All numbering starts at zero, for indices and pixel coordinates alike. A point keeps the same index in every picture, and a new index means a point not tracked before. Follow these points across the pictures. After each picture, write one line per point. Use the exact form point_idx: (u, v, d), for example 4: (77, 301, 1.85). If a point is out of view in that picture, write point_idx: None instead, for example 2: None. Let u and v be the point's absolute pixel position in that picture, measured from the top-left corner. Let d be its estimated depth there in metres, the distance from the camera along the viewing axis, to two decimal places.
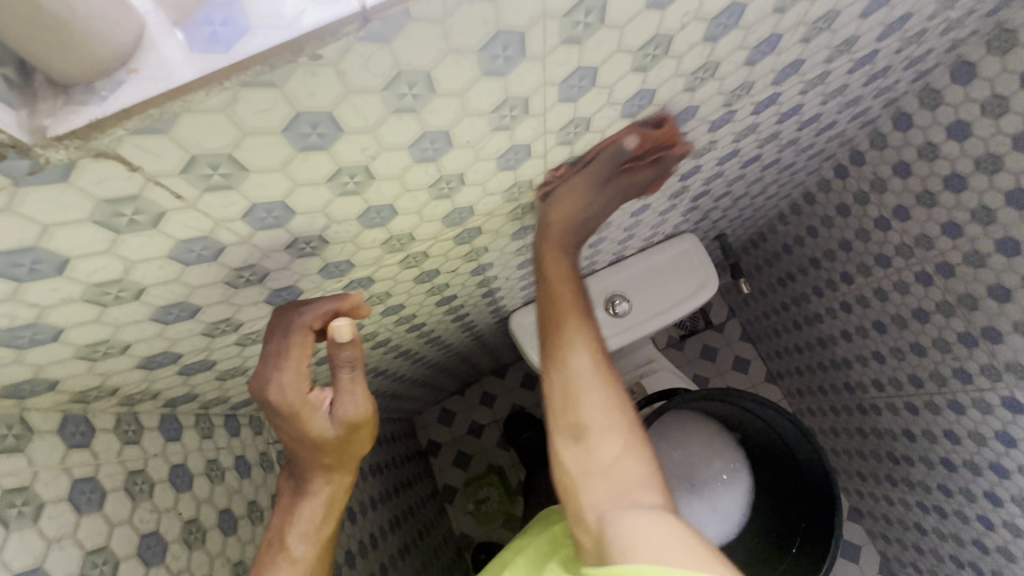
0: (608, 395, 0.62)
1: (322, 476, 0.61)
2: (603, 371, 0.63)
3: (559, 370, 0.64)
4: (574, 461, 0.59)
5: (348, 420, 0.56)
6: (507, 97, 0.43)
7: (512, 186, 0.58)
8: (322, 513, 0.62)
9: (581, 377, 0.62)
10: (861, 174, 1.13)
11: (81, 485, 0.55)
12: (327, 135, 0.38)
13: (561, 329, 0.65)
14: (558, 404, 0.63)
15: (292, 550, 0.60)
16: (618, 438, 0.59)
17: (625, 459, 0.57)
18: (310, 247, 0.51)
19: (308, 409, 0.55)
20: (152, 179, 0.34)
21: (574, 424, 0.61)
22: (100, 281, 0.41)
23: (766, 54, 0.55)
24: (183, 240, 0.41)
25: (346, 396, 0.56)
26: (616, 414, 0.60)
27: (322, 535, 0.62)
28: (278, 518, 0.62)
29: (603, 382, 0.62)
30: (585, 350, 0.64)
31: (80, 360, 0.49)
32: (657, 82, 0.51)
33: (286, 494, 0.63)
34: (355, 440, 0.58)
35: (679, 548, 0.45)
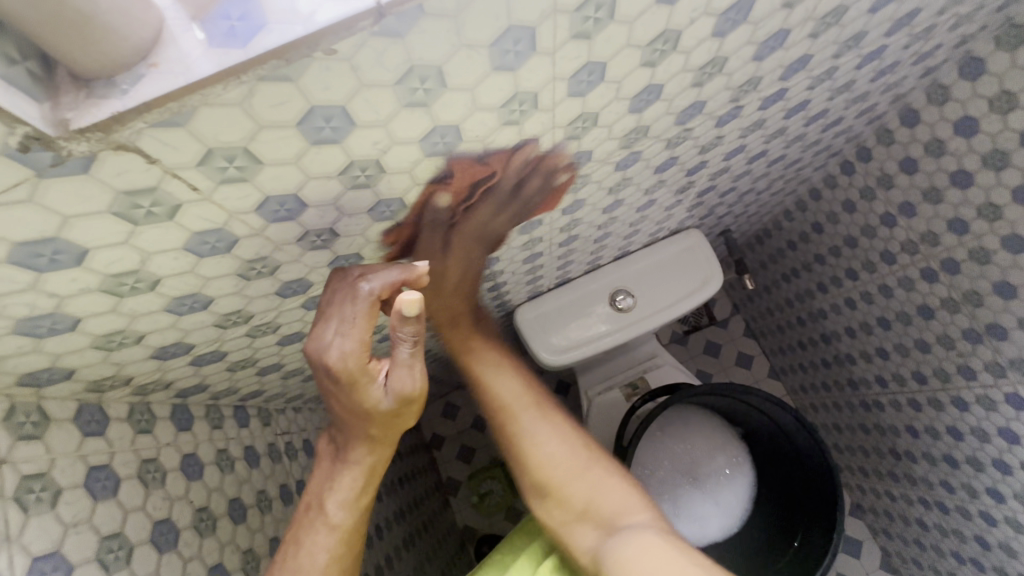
0: (564, 449, 0.71)
1: (365, 446, 0.61)
2: (552, 428, 0.72)
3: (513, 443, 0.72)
4: (556, 510, 0.70)
5: (400, 396, 0.54)
6: (516, 93, 0.43)
7: (520, 180, 0.59)
8: (361, 483, 0.63)
9: (536, 446, 0.71)
10: (868, 170, 1.13)
11: (97, 473, 0.56)
12: (340, 129, 0.38)
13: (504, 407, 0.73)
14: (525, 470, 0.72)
15: (330, 515, 0.62)
16: (582, 481, 0.69)
17: (598, 492, 0.69)
18: (320, 240, 0.52)
19: (363, 380, 0.53)
20: (170, 171, 0.35)
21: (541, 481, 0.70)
22: (117, 272, 0.42)
23: (774, 50, 0.56)
24: (198, 232, 0.42)
25: (402, 373, 0.53)
26: (574, 458, 0.71)
27: (361, 503, 0.63)
28: (320, 481, 0.63)
29: (559, 438, 0.72)
30: (531, 419, 0.72)
31: (96, 350, 0.50)
32: (665, 78, 0.51)
33: (329, 458, 0.64)
34: (403, 415, 0.57)
35: (659, 557, 0.56)
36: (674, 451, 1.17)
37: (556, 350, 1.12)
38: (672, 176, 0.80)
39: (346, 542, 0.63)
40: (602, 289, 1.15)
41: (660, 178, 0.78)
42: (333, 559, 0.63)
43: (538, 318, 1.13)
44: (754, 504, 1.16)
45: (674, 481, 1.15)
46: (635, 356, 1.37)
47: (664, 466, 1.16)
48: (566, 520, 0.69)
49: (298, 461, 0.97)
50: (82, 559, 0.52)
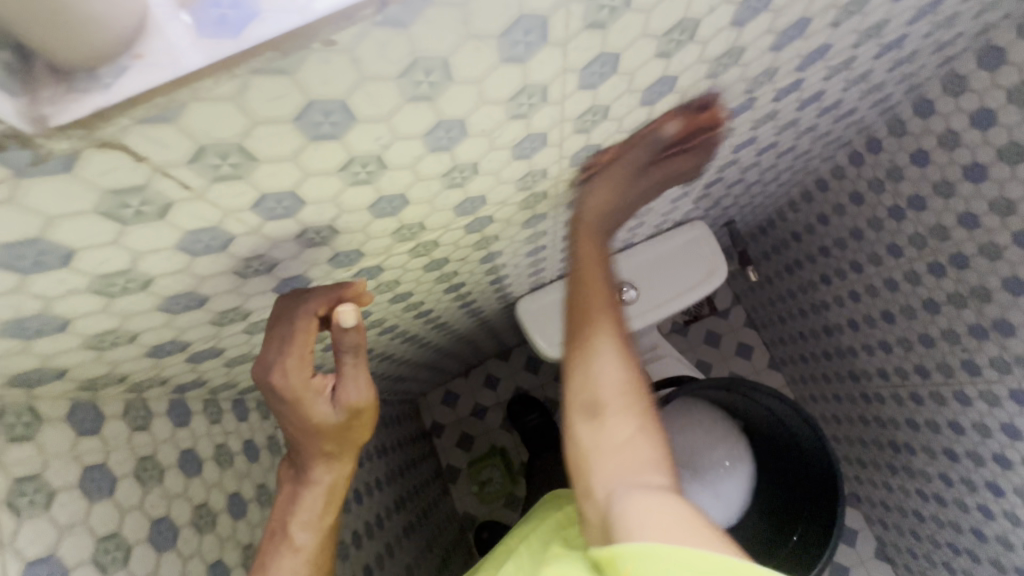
0: (621, 376, 0.58)
1: (324, 463, 0.61)
2: (620, 351, 0.59)
3: (578, 347, 0.60)
4: (589, 437, 0.57)
5: (349, 407, 0.56)
6: (526, 85, 0.41)
7: (526, 175, 0.56)
8: (324, 501, 0.62)
9: (598, 363, 0.58)
10: (878, 161, 1.11)
11: (92, 473, 0.55)
12: (340, 124, 0.36)
13: (587, 310, 0.61)
14: (575, 380, 0.59)
15: (294, 538, 0.61)
16: (632, 417, 0.56)
17: (639, 438, 0.55)
18: (319, 236, 0.50)
19: (309, 395, 0.54)
20: (159, 169, 0.33)
21: (586, 399, 0.57)
22: (107, 272, 0.40)
23: (793, 39, 0.53)
24: (191, 231, 0.40)
25: (348, 382, 0.55)
26: (631, 392, 0.57)
27: (324, 522, 0.63)
28: (282, 505, 0.63)
29: (620, 366, 0.58)
30: (607, 332, 0.60)
31: (87, 350, 0.48)
32: (680, 69, 0.49)
33: (289, 482, 0.63)
34: (355, 428, 0.58)
35: (686, 530, 0.45)
36: (672, 442, 1.15)
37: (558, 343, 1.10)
38: None
39: (313, 562, 0.62)
40: None
41: None
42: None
43: (539, 310, 1.11)
44: (752, 497, 1.14)
45: None
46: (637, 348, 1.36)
47: None
48: (591, 457, 0.56)
49: None
50: (77, 562, 0.51)
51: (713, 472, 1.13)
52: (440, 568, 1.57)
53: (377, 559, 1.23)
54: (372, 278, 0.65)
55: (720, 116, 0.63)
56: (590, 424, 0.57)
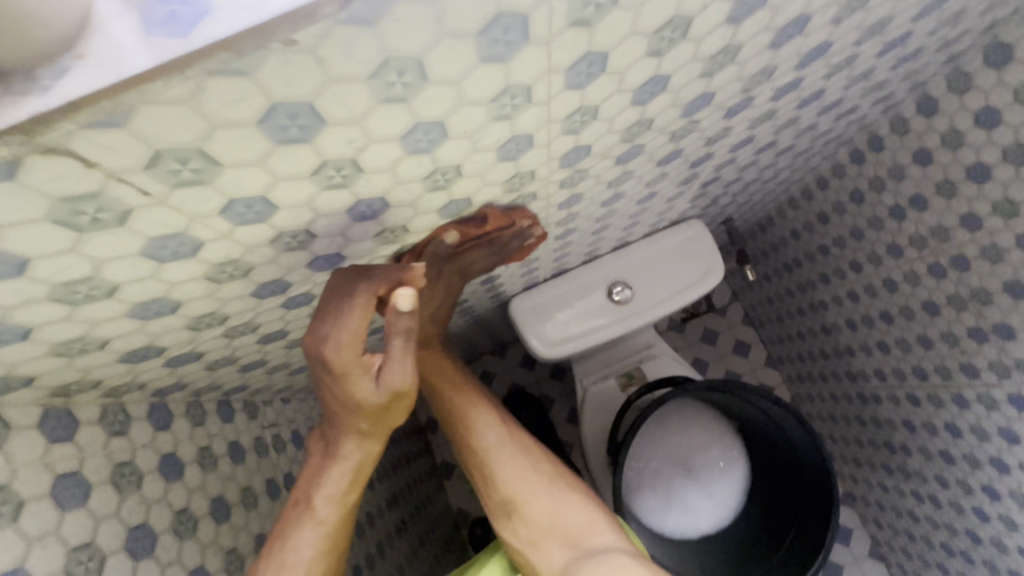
0: (525, 470, 0.71)
1: (355, 439, 0.59)
2: (512, 448, 0.73)
3: (479, 459, 0.72)
4: (521, 528, 0.69)
5: (393, 388, 0.55)
6: (508, 85, 0.39)
7: (513, 176, 0.54)
8: (350, 478, 0.61)
9: (501, 468, 0.71)
10: (879, 160, 1.09)
11: (65, 481, 0.53)
12: (308, 127, 0.34)
13: (476, 426, 0.74)
14: (492, 487, 0.71)
15: (317, 511, 0.59)
16: (543, 498, 0.70)
17: (563, 507, 0.69)
18: (296, 240, 0.48)
19: (356, 372, 0.53)
20: (114, 175, 0.31)
21: (506, 499, 0.70)
22: (67, 280, 0.38)
23: (793, 37, 0.51)
24: (155, 237, 0.38)
25: (396, 364, 0.54)
26: (533, 479, 0.71)
27: (347, 500, 0.61)
28: (307, 476, 0.61)
29: (522, 466, 0.72)
30: (494, 439, 0.73)
31: (55, 357, 0.47)
32: (672, 68, 0.47)
33: (317, 453, 0.62)
34: (394, 410, 0.57)
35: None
36: (669, 442, 1.15)
37: (551, 343, 1.09)
38: (676, 168, 0.75)
39: (332, 538, 0.60)
40: (601, 280, 1.11)
41: (663, 171, 0.74)
42: (318, 557, 0.60)
43: (533, 309, 1.09)
44: (746, 497, 1.15)
45: (668, 473, 1.13)
46: (632, 346, 1.34)
47: (659, 459, 1.14)
48: (530, 545, 0.68)
49: (287, 454, 0.94)
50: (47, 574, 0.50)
51: (708, 473, 1.13)
52: (433, 564, 1.56)
53: (366, 559, 1.20)
54: None
55: (508, 216, 0.63)
56: (518, 518, 0.69)
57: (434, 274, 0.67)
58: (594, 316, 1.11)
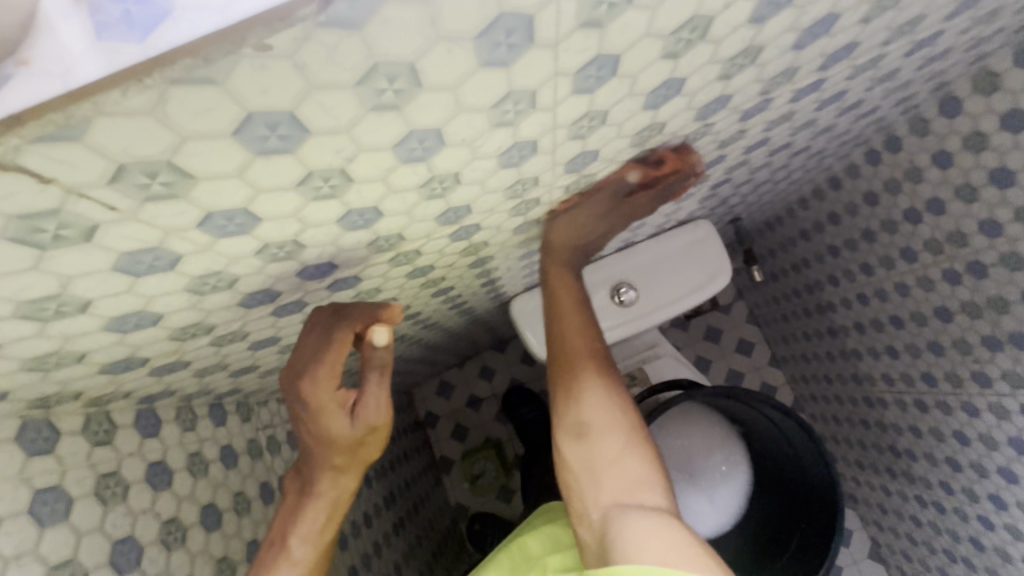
0: (608, 402, 0.66)
1: (331, 477, 0.62)
2: (603, 377, 0.68)
3: (568, 372, 0.69)
4: (583, 452, 0.64)
5: (368, 423, 0.59)
6: (511, 90, 0.36)
7: (515, 182, 0.51)
8: (326, 516, 0.63)
9: (582, 392, 0.67)
10: (896, 161, 1.05)
11: (44, 496, 0.51)
12: (290, 137, 0.31)
13: (575, 345, 0.70)
14: (567, 404, 0.67)
15: (292, 550, 0.61)
16: (616, 435, 0.64)
17: (627, 455, 0.62)
18: (283, 251, 0.45)
19: (332, 408, 0.58)
20: (74, 191, 0.28)
21: (578, 422, 0.66)
22: (33, 298, 0.35)
23: (818, 38, 0.47)
24: (127, 252, 0.36)
25: (370, 400, 0.59)
26: (613, 413, 0.65)
27: (323, 538, 0.63)
28: (284, 515, 0.63)
29: (607, 399, 0.66)
30: (592, 367, 0.68)
31: (29, 372, 0.44)
32: (688, 70, 0.43)
33: (293, 493, 0.65)
34: (367, 445, 0.61)
35: (674, 547, 0.50)
36: (669, 446, 1.11)
37: None
38: (686, 171, 0.72)
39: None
40: (604, 280, 1.08)
41: None
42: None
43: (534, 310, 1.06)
44: (749, 503, 1.11)
45: (668, 478, 1.10)
46: (635, 346, 1.32)
47: (661, 463, 1.10)
48: (582, 477, 0.63)
49: (282, 455, 0.93)
50: None
51: (710, 477, 1.10)
52: (431, 561, 1.56)
53: (363, 559, 1.18)
54: (350, 287, 0.60)
55: (687, 151, 0.63)
56: (582, 442, 0.64)
57: (606, 210, 0.67)
58: (597, 318, 1.08)
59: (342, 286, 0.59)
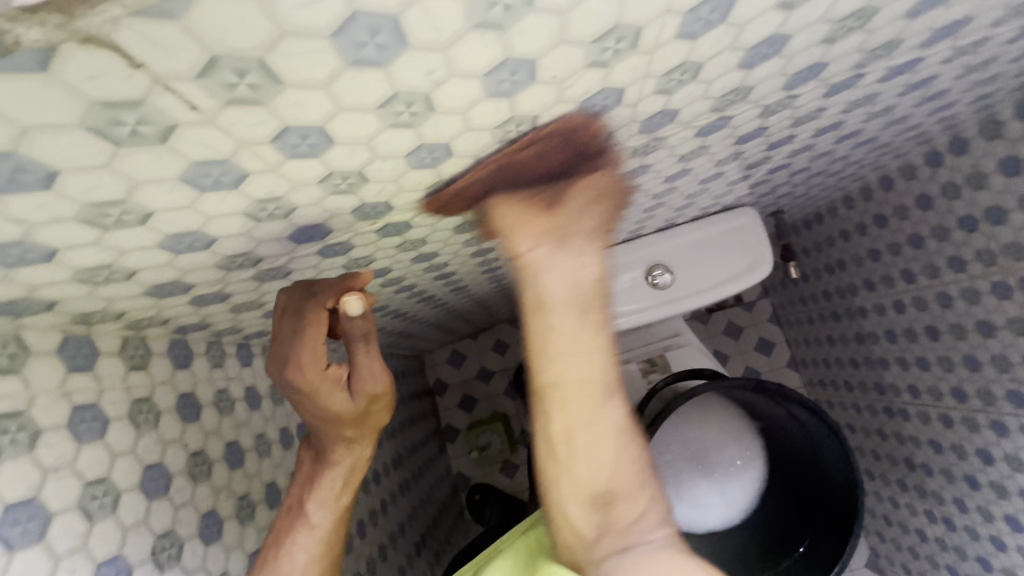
0: (625, 463, 0.54)
1: (344, 446, 0.63)
2: (622, 440, 0.54)
3: (583, 424, 0.52)
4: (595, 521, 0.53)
5: (367, 393, 0.60)
6: (617, 25, 0.33)
7: (589, 136, 0.49)
8: (342, 483, 0.64)
9: (589, 462, 0.53)
10: (958, 164, 1.00)
11: (82, 413, 0.51)
12: (387, 48, 0.29)
13: (586, 397, 0.52)
14: (579, 469, 0.53)
15: (310, 516, 0.63)
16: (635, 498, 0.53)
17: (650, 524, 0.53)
18: (346, 183, 0.43)
19: (326, 384, 0.59)
20: (160, 81, 0.27)
21: (594, 488, 0.53)
22: (97, 201, 0.34)
23: (935, 6, 0.44)
24: (198, 162, 0.34)
25: (364, 371, 0.59)
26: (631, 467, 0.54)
27: (340, 503, 0.64)
28: (300, 484, 0.65)
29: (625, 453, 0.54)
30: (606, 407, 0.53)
31: (79, 284, 0.43)
32: (795, 28, 0.41)
33: (308, 463, 0.66)
34: (374, 412, 0.62)
35: None
36: (684, 437, 1.09)
37: None
38: (750, 149, 0.69)
39: (327, 542, 0.63)
40: (640, 261, 1.06)
41: (737, 150, 0.67)
42: (312, 562, 0.63)
43: None
44: (761, 499, 1.10)
45: (680, 466, 1.09)
46: (658, 332, 1.30)
47: (674, 451, 1.09)
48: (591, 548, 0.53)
49: None
50: (62, 508, 0.46)
51: (723, 470, 1.09)
52: (431, 526, 1.57)
53: (369, 515, 1.20)
54: (397, 234, 0.58)
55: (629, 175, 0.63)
56: (598, 514, 0.53)
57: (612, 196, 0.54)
58: (627, 299, 1.06)
59: (391, 233, 0.57)
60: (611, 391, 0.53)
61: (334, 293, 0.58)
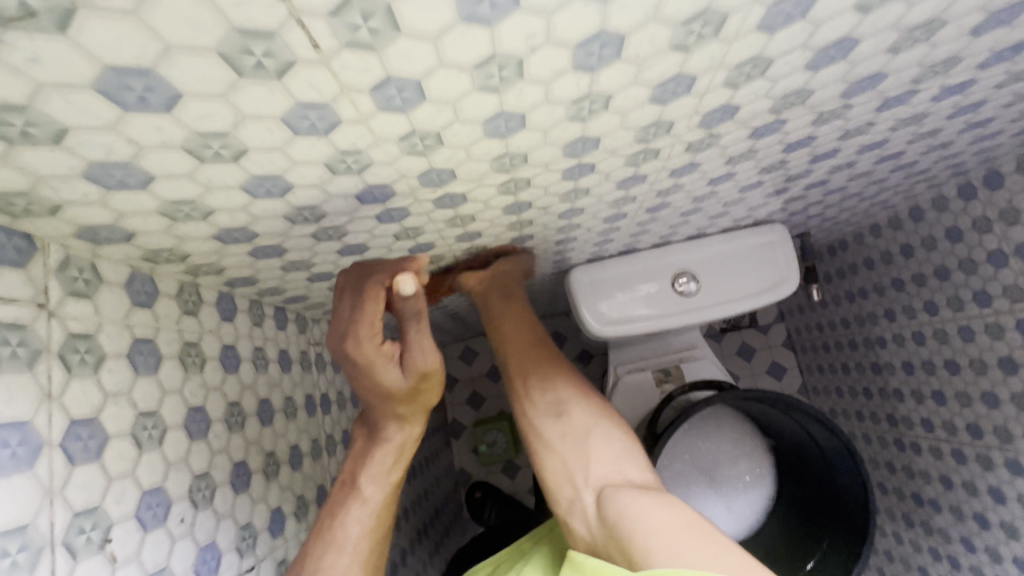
0: (577, 402, 0.81)
1: (396, 422, 0.67)
2: (571, 392, 0.82)
3: (544, 389, 0.83)
4: (563, 451, 0.76)
5: (418, 371, 0.63)
6: (708, 8, 0.35)
7: (652, 124, 0.51)
8: (393, 458, 0.68)
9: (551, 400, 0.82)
10: (991, 200, 1.01)
11: (141, 346, 0.53)
12: (500, 7, 0.31)
13: (530, 359, 0.86)
14: (550, 415, 0.80)
15: (363, 490, 0.66)
16: (594, 433, 0.76)
17: (610, 442, 0.75)
18: (422, 144, 0.45)
19: (381, 361, 0.62)
20: (296, 15, 0.29)
21: (559, 419, 0.80)
22: (204, 131, 0.36)
23: (1000, 25, 0.46)
24: (302, 103, 0.36)
25: (416, 350, 0.62)
26: (585, 413, 0.79)
27: (390, 478, 0.68)
28: (353, 459, 0.68)
29: (577, 405, 0.80)
30: (551, 371, 0.85)
31: (161, 217, 0.46)
32: (868, 32, 0.43)
33: (361, 440, 0.69)
34: (425, 390, 0.65)
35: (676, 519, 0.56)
36: (696, 447, 1.10)
37: (605, 321, 1.06)
38: (796, 159, 0.71)
39: (378, 516, 0.66)
40: (667, 268, 1.08)
41: (783, 159, 0.69)
42: (364, 535, 0.65)
43: (591, 284, 1.07)
44: (766, 516, 1.13)
45: (690, 477, 1.08)
46: (676, 342, 1.31)
47: (684, 461, 1.09)
48: (570, 467, 0.74)
49: (327, 374, 0.94)
50: (118, 432, 0.48)
51: (732, 485, 1.10)
52: (432, 516, 1.59)
53: None
54: (453, 207, 0.60)
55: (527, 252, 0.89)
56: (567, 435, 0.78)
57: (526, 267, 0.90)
58: (653, 304, 1.07)
59: (447, 204, 0.59)
60: (549, 355, 0.87)
61: (389, 272, 0.61)
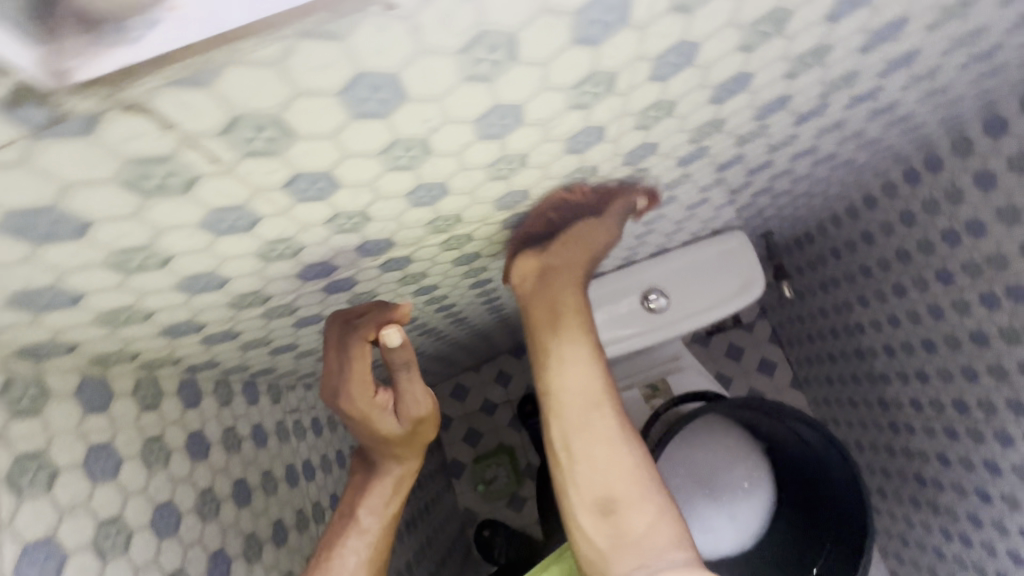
0: (628, 475, 0.58)
1: (393, 459, 0.66)
2: (619, 440, 0.59)
3: (583, 426, 0.60)
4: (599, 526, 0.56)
5: (412, 416, 0.63)
6: (595, 71, 0.37)
7: (574, 171, 0.52)
8: (393, 491, 0.67)
9: (589, 469, 0.58)
10: (935, 181, 1.04)
11: (98, 453, 0.52)
12: (388, 102, 0.33)
13: (576, 380, 0.61)
14: (585, 472, 0.58)
15: (361, 521, 0.64)
16: (641, 504, 0.56)
17: (658, 524, 0.55)
18: (350, 223, 0.46)
19: (374, 409, 0.62)
20: (188, 139, 0.30)
21: (602, 495, 0.57)
22: (124, 248, 0.37)
23: (884, 42, 0.48)
24: (216, 209, 0.37)
25: (409, 396, 0.63)
26: (633, 474, 0.58)
27: (389, 511, 0.66)
28: (352, 492, 0.67)
29: (626, 463, 0.58)
30: (595, 390, 0.61)
31: (100, 326, 0.46)
32: (758, 66, 0.45)
33: (359, 473, 0.68)
34: (421, 432, 0.65)
35: None
36: (689, 459, 1.09)
37: None
38: (732, 176, 0.73)
39: (376, 547, 0.64)
40: (635, 287, 1.09)
41: (719, 177, 0.71)
42: (362, 566, 0.62)
43: None
44: (771, 521, 1.10)
45: (688, 491, 1.07)
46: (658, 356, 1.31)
47: (680, 475, 1.08)
48: (606, 549, 0.55)
49: (307, 441, 0.94)
50: (78, 546, 0.48)
51: (731, 493, 1.08)
52: (441, 562, 1.55)
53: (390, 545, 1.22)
54: (400, 269, 0.61)
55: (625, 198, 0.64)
56: (606, 522, 0.56)
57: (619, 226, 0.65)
58: (625, 323, 1.09)
59: (394, 267, 0.60)
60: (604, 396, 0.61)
61: (374, 326, 0.60)
